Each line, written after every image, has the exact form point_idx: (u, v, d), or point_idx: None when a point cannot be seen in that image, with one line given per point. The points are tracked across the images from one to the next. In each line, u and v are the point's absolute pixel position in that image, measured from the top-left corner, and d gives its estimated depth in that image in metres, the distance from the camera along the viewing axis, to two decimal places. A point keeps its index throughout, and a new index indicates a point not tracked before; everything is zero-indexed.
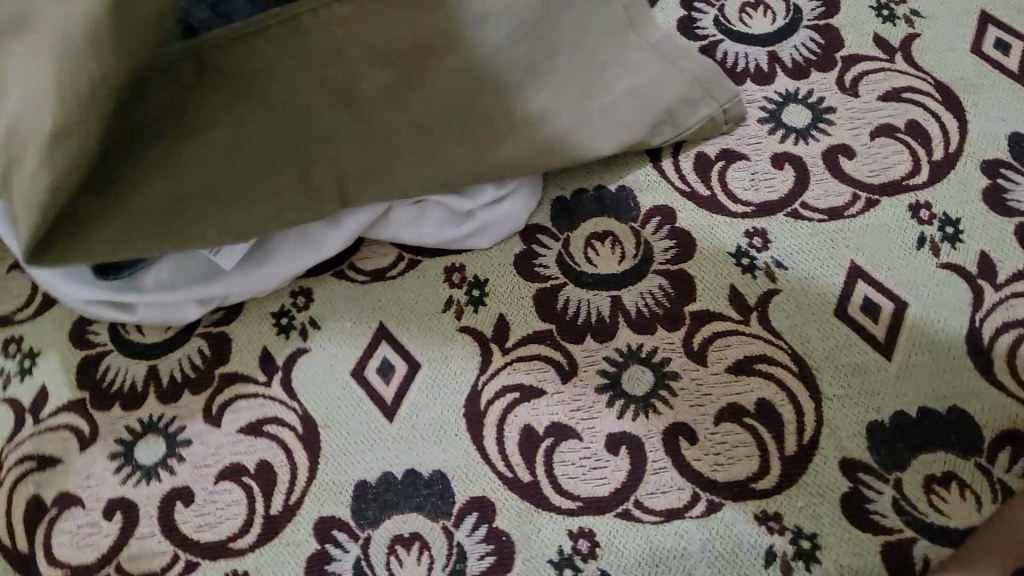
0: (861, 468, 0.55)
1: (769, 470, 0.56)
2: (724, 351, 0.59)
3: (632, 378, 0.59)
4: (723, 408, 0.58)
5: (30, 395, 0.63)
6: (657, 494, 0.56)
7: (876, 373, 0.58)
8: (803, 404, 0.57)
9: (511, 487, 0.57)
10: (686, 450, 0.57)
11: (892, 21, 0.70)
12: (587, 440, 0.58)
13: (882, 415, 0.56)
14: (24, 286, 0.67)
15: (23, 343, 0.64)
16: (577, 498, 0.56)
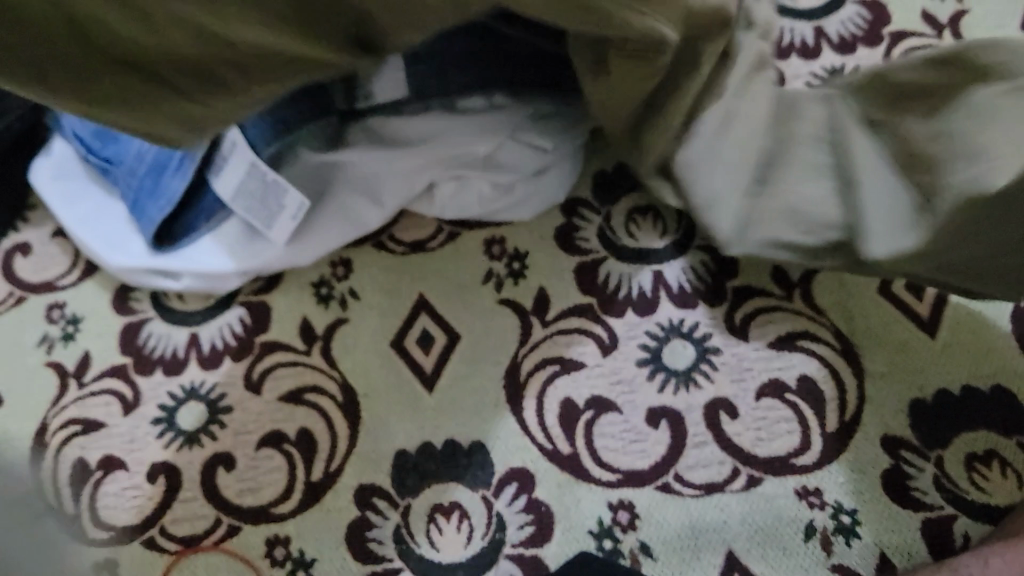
0: (902, 446, 0.55)
1: (810, 446, 0.56)
2: (766, 327, 0.59)
3: (673, 352, 0.59)
4: (764, 383, 0.58)
5: (74, 359, 0.64)
6: (697, 468, 0.56)
7: (920, 351, 0.58)
8: (845, 381, 0.57)
9: (550, 458, 0.57)
10: (727, 425, 0.57)
11: None
12: (627, 414, 0.58)
13: (924, 393, 0.56)
14: (67, 252, 0.68)
15: (67, 309, 0.66)
16: (616, 470, 0.56)
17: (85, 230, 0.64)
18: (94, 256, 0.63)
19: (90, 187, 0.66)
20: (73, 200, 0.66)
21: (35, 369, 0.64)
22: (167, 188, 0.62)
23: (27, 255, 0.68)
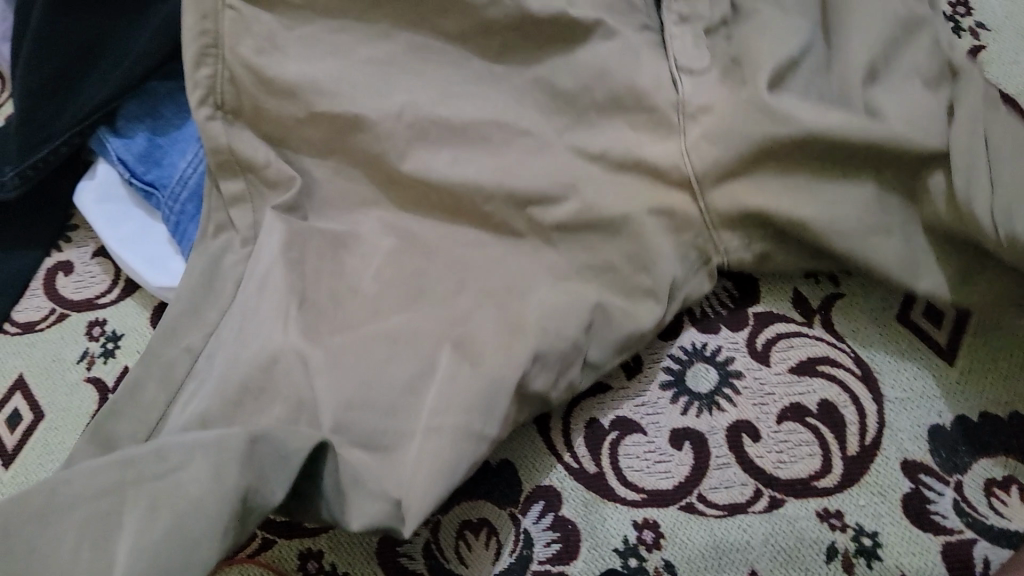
0: (922, 470, 0.56)
1: (831, 469, 0.57)
2: (787, 352, 0.61)
3: (695, 376, 0.61)
4: (786, 407, 0.59)
5: (114, 375, 0.66)
6: (720, 489, 0.57)
7: (938, 378, 0.59)
8: (865, 406, 0.59)
9: (577, 477, 0.59)
10: (749, 447, 0.58)
11: (957, 33, 0.72)
12: (651, 435, 0.59)
13: (944, 419, 0.58)
14: (107, 271, 0.72)
15: (107, 326, 0.69)
16: (641, 490, 0.58)
17: (126, 251, 0.67)
18: (136, 275, 0.66)
19: (132, 210, 0.69)
20: (117, 222, 0.68)
21: (76, 385, 0.67)
22: (206, 211, 0.64)
23: (69, 274, 0.72)
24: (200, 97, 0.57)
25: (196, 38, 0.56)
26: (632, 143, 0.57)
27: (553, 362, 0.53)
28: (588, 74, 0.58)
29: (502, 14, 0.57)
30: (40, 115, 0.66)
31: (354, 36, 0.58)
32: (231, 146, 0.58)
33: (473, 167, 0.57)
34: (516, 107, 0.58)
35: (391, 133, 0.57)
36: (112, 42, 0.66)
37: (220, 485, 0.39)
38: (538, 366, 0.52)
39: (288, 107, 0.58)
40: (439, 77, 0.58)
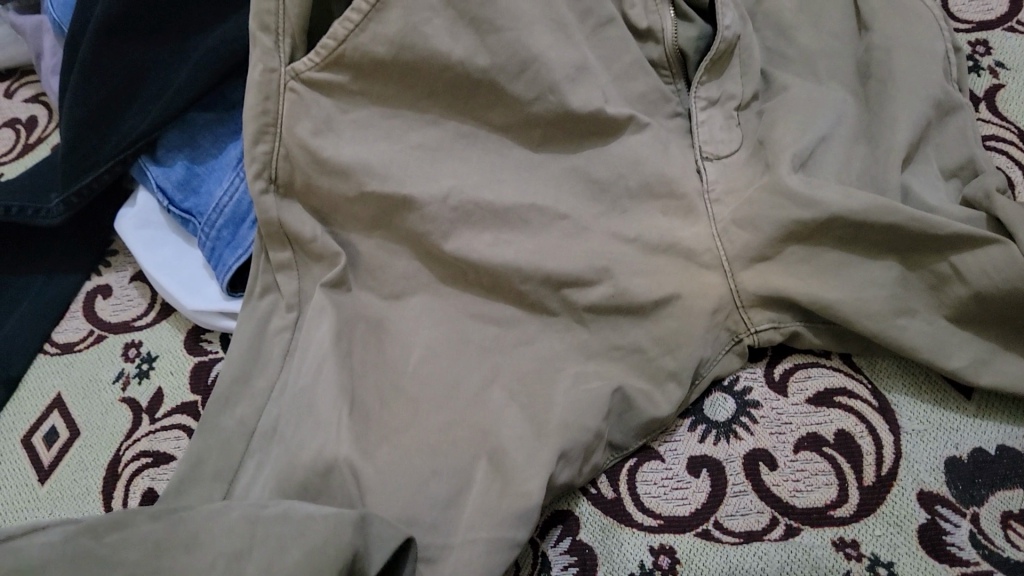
0: (938, 501, 0.56)
1: (847, 498, 0.57)
2: (804, 384, 0.62)
3: (713, 405, 0.62)
4: (803, 437, 0.60)
5: (148, 395, 0.69)
6: (736, 516, 0.58)
7: (954, 411, 0.60)
8: (882, 437, 0.59)
9: (595, 503, 0.59)
10: (766, 475, 0.59)
11: (976, 72, 0.74)
12: (668, 462, 0.60)
13: (960, 451, 0.58)
14: (144, 295, 0.74)
15: (142, 348, 0.71)
16: (658, 516, 0.58)
17: (162, 275, 0.69)
18: (172, 299, 0.68)
19: (170, 237, 0.72)
20: (154, 247, 0.71)
21: (111, 404, 0.69)
22: (241, 238, 0.67)
23: (107, 297, 0.75)
24: (255, 172, 0.61)
25: (255, 118, 0.60)
26: (666, 229, 0.62)
27: (577, 457, 0.55)
28: (624, 164, 0.62)
29: (545, 109, 0.61)
30: (84, 145, 0.68)
31: (406, 121, 0.62)
32: (281, 219, 0.61)
33: (513, 250, 0.60)
34: (557, 190, 0.62)
35: (436, 216, 0.59)
36: (152, 77, 0.70)
37: (338, 536, 0.44)
38: (564, 461, 0.54)
39: (339, 185, 0.61)
40: (486, 162, 0.62)
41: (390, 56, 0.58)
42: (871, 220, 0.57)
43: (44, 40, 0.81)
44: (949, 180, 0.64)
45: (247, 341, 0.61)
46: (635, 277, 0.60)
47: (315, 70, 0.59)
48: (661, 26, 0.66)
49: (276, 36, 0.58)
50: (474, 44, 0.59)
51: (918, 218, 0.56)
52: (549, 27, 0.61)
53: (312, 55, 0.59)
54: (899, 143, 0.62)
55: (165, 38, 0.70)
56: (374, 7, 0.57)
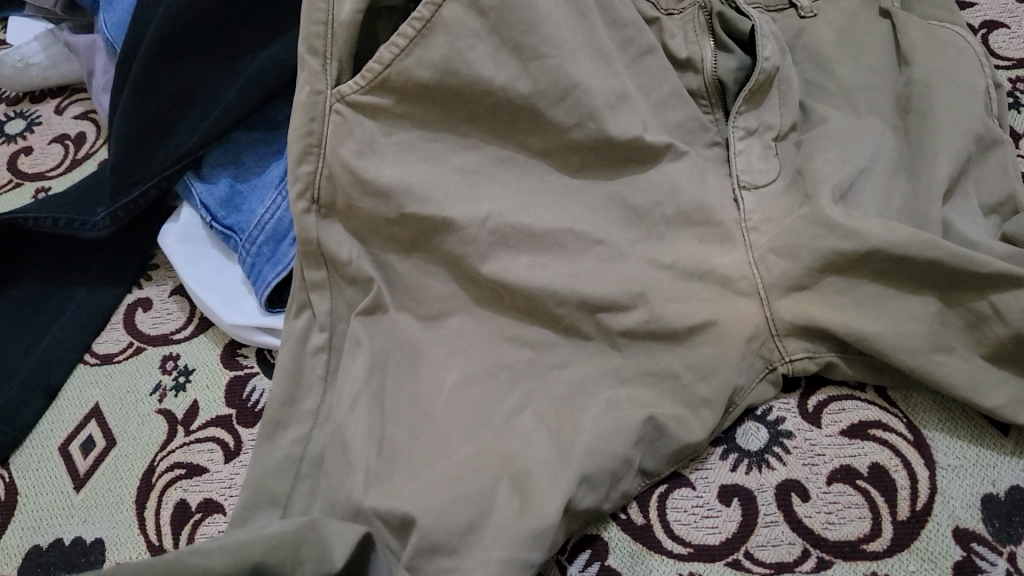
0: (974, 538, 0.55)
1: (881, 532, 0.56)
2: (838, 416, 0.62)
3: (746, 434, 0.62)
4: (836, 469, 0.60)
5: (184, 408, 0.69)
6: (767, 547, 0.57)
7: (992, 447, 0.59)
8: (917, 472, 0.59)
9: (624, 528, 0.59)
10: (798, 506, 0.58)
11: (1016, 109, 0.74)
12: (699, 490, 0.60)
13: (997, 488, 0.57)
14: (183, 309, 0.76)
15: (180, 360, 0.72)
16: (687, 544, 0.58)
17: (201, 289, 0.70)
18: (211, 313, 0.69)
19: (212, 253, 0.73)
20: (195, 262, 0.72)
21: (147, 415, 0.70)
22: (282, 255, 0.68)
23: (147, 310, 0.76)
24: (298, 191, 0.63)
25: (301, 139, 0.62)
26: (701, 256, 0.62)
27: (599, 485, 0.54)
28: (660, 192, 0.63)
29: (584, 135, 0.61)
30: (132, 161, 0.70)
31: (447, 145, 0.63)
32: (320, 240, 0.63)
33: (550, 274, 0.60)
34: (594, 216, 0.63)
35: (474, 238, 0.60)
36: (201, 97, 0.71)
37: None
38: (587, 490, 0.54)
39: (380, 207, 0.61)
40: (524, 187, 0.63)
41: (435, 80, 0.60)
42: (910, 254, 0.56)
43: (97, 59, 0.84)
44: (988, 216, 0.64)
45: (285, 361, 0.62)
46: (670, 303, 0.60)
47: (361, 93, 0.61)
48: (701, 57, 0.68)
49: (324, 59, 0.61)
50: (517, 70, 0.60)
51: (956, 254, 0.56)
52: (590, 55, 0.62)
53: (358, 78, 0.61)
54: (940, 177, 0.62)
55: (215, 59, 0.72)
56: (420, 32, 0.59)
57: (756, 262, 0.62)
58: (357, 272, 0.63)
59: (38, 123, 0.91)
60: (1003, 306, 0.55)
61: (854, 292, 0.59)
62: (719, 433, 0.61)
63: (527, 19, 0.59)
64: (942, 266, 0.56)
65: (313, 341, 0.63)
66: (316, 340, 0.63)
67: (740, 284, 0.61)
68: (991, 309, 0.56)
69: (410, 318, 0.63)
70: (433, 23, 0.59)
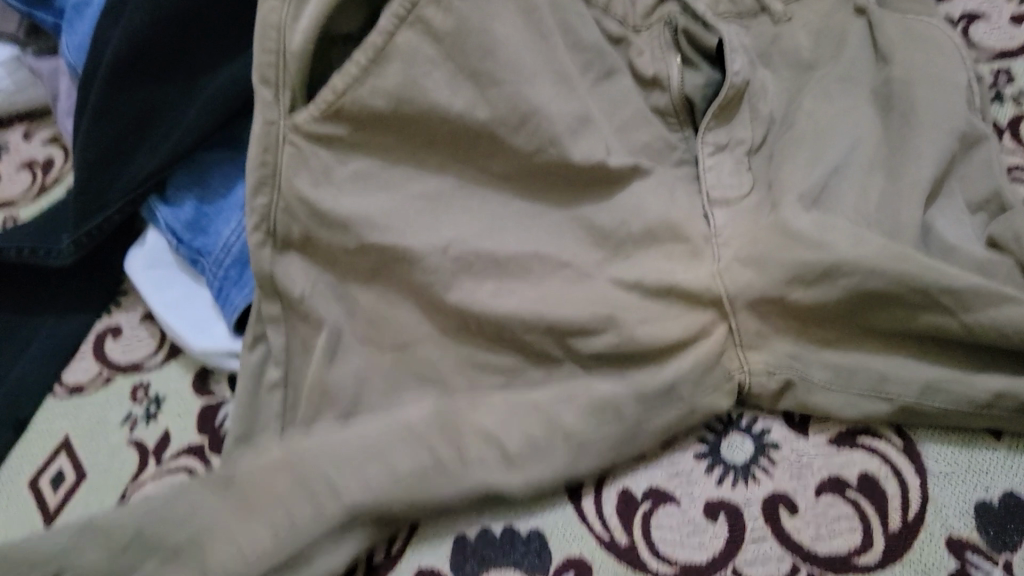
0: (969, 547, 0.54)
1: (872, 544, 0.55)
2: (825, 425, 0.60)
3: (731, 446, 0.60)
4: (825, 480, 0.58)
5: (155, 438, 0.68)
6: (756, 563, 0.55)
7: (983, 451, 0.57)
8: (908, 480, 0.57)
9: (608, 549, 0.57)
10: (786, 520, 0.56)
11: (999, 101, 0.72)
12: (685, 506, 0.58)
13: (991, 494, 0.55)
14: (153, 334, 0.74)
15: (150, 389, 0.71)
16: (673, 563, 0.56)
17: (170, 315, 0.68)
18: (179, 339, 0.67)
19: (181, 277, 0.71)
20: (164, 288, 0.71)
21: (118, 446, 0.68)
22: (250, 278, 0.66)
23: (117, 337, 0.74)
24: (254, 224, 0.62)
25: (255, 169, 0.61)
26: (666, 272, 0.60)
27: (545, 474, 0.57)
28: (626, 211, 0.62)
29: (544, 160, 0.62)
30: (94, 186, 0.68)
31: (405, 172, 0.63)
32: (276, 274, 0.62)
33: (515, 299, 0.60)
34: (559, 238, 0.62)
35: (437, 267, 0.60)
36: (161, 118, 0.70)
37: None
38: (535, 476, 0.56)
39: (339, 238, 0.62)
40: (485, 212, 0.63)
41: (388, 110, 0.61)
42: (880, 266, 0.54)
43: (61, 84, 0.82)
44: (975, 215, 0.62)
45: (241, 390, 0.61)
46: (641, 324, 0.59)
47: (315, 122, 0.61)
48: (667, 74, 0.67)
49: (276, 88, 0.61)
50: (473, 96, 0.61)
51: (929, 266, 0.54)
52: (551, 79, 0.62)
53: (313, 108, 0.61)
54: (923, 178, 0.60)
55: (174, 80, 0.70)
56: (372, 61, 0.60)
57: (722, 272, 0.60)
58: (312, 309, 0.62)
59: (6, 150, 0.89)
60: (975, 324, 0.53)
61: (829, 308, 0.56)
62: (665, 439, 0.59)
63: (483, 46, 0.60)
64: (914, 282, 0.54)
65: (268, 377, 0.62)
66: (271, 375, 0.61)
67: (703, 296, 0.59)
68: (961, 327, 0.54)
69: (375, 351, 0.62)
70: (385, 52, 0.60)
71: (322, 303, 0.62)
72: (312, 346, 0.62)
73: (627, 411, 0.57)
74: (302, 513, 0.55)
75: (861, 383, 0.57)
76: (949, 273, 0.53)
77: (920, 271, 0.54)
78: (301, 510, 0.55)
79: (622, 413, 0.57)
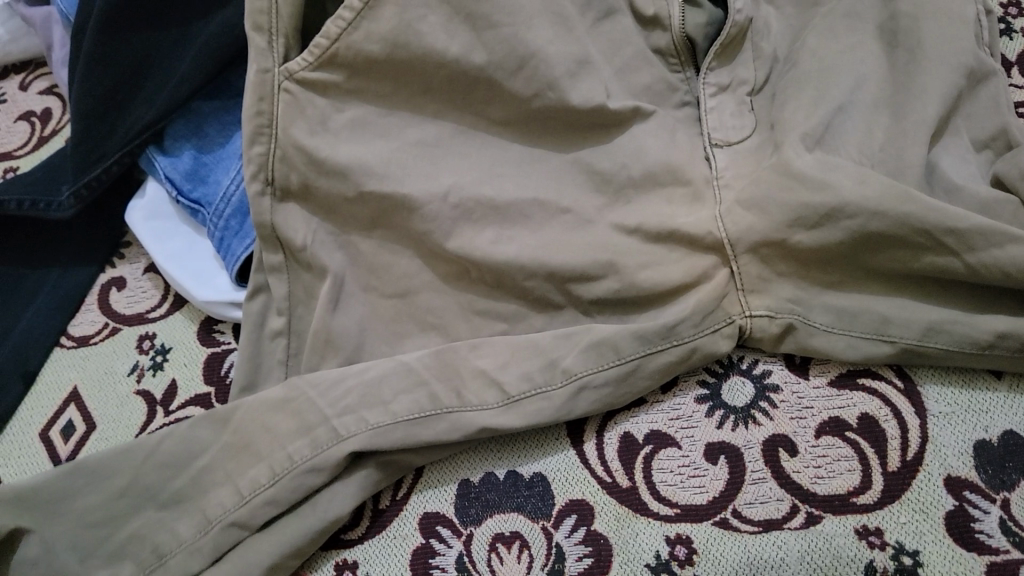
0: (967, 487, 0.54)
1: (871, 484, 0.55)
2: (826, 366, 0.60)
3: (732, 390, 0.60)
4: (825, 421, 0.58)
5: (162, 387, 0.68)
6: (755, 504, 0.56)
7: (983, 392, 0.57)
8: (907, 420, 0.57)
9: (609, 492, 0.58)
10: (786, 462, 0.57)
11: (1009, 35, 0.71)
12: (685, 449, 0.59)
13: (990, 434, 0.56)
14: (158, 286, 0.74)
15: (156, 340, 0.71)
16: (674, 505, 0.57)
17: (171, 266, 0.69)
18: (182, 291, 0.67)
19: (181, 228, 0.71)
20: (164, 238, 0.71)
21: (126, 397, 0.69)
22: (250, 229, 0.66)
23: (121, 289, 0.75)
24: (252, 173, 0.63)
25: (251, 118, 0.62)
26: (665, 216, 0.60)
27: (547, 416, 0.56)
28: (626, 156, 0.62)
29: (544, 105, 0.61)
30: (92, 136, 0.68)
31: (404, 119, 0.63)
32: (275, 223, 0.63)
33: (515, 247, 0.60)
34: (558, 182, 0.62)
35: (437, 215, 0.60)
36: (157, 66, 0.69)
37: None
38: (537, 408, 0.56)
39: (338, 186, 0.62)
40: (484, 158, 0.63)
41: (384, 54, 0.60)
42: (884, 208, 0.54)
43: (54, 32, 0.81)
44: (980, 153, 0.61)
45: (244, 340, 0.62)
46: (641, 271, 0.59)
47: (309, 69, 0.62)
48: (668, 13, 0.65)
49: (270, 35, 0.62)
50: (471, 40, 0.60)
51: (933, 209, 0.53)
52: (549, 20, 0.61)
53: (306, 55, 0.62)
54: (927, 117, 0.59)
55: (167, 28, 0.70)
56: (367, 6, 0.60)
57: (722, 217, 0.59)
58: (312, 258, 0.62)
59: (3, 100, 0.88)
60: (979, 265, 0.53)
61: (831, 251, 0.56)
62: (667, 376, 0.58)
63: None
64: (917, 223, 0.53)
65: (271, 325, 0.63)
66: (273, 325, 0.63)
67: (704, 240, 0.59)
68: (965, 269, 0.53)
69: (376, 298, 0.63)
70: None
71: (324, 252, 0.63)
72: (316, 293, 0.63)
73: (625, 351, 0.57)
74: (300, 449, 0.55)
75: (863, 325, 0.56)
76: (953, 215, 0.53)
77: (923, 212, 0.53)
78: (301, 451, 0.55)
79: (620, 355, 0.57)
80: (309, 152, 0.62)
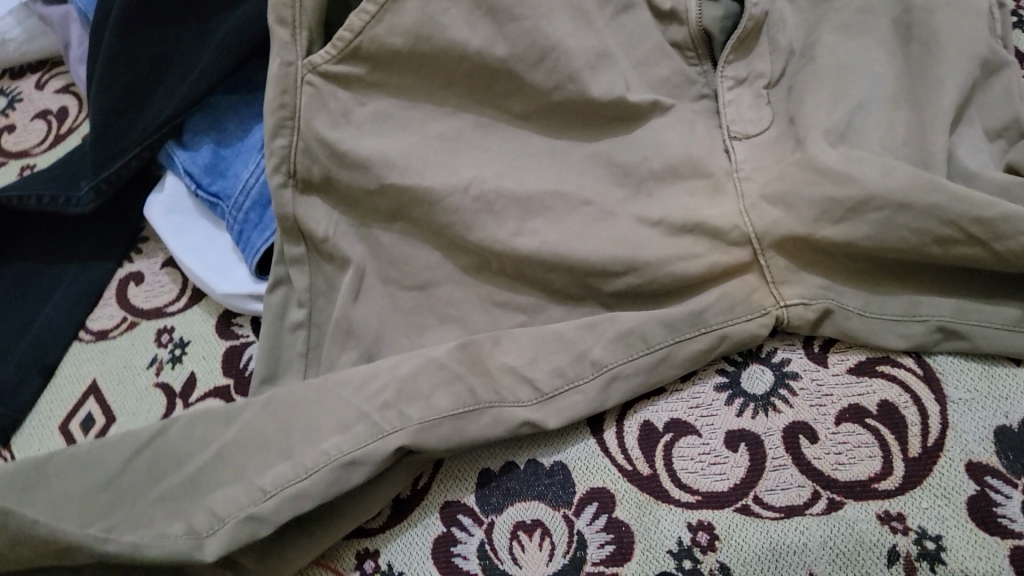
0: (989, 472, 0.54)
1: (892, 470, 0.55)
2: (845, 354, 0.60)
3: (751, 377, 0.61)
4: (845, 408, 0.58)
5: (181, 379, 0.69)
6: (776, 491, 0.56)
7: (1003, 378, 0.57)
8: (927, 407, 0.57)
9: (630, 479, 0.58)
10: (806, 448, 0.57)
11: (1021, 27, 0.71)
12: (705, 437, 0.59)
13: (1011, 419, 0.56)
14: (176, 281, 0.75)
15: (175, 333, 0.71)
16: (695, 492, 0.57)
17: (190, 259, 0.69)
18: (202, 283, 0.68)
19: (200, 221, 0.72)
20: (183, 232, 0.71)
21: (145, 389, 0.69)
22: (270, 222, 0.67)
23: (139, 283, 0.75)
24: (274, 165, 0.63)
25: (275, 111, 0.63)
26: (684, 206, 0.61)
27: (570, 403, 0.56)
28: (646, 148, 0.62)
29: (565, 97, 0.61)
30: (112, 130, 0.69)
31: (424, 112, 0.64)
32: (297, 215, 0.63)
33: (536, 236, 0.60)
34: (577, 173, 0.62)
35: (458, 206, 0.60)
36: (177, 62, 0.70)
37: None
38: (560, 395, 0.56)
39: (359, 179, 0.62)
40: (504, 150, 0.63)
41: (406, 47, 0.62)
42: (909, 199, 0.54)
43: (71, 30, 0.82)
44: (994, 142, 0.61)
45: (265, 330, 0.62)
46: (664, 262, 0.59)
47: (332, 63, 0.63)
48: (685, 7, 0.65)
49: (293, 29, 0.63)
50: (492, 33, 0.61)
51: (959, 197, 0.53)
52: (570, 14, 0.62)
53: (329, 48, 0.63)
54: (945, 106, 0.59)
55: (188, 24, 0.70)
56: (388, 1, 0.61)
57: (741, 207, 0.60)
58: (334, 249, 0.63)
59: (19, 100, 0.88)
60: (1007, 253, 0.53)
61: (856, 247, 0.56)
62: (693, 364, 0.58)
63: None
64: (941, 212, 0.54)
65: (292, 316, 0.63)
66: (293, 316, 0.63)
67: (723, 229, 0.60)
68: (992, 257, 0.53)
69: (396, 289, 0.63)
70: None
71: (345, 244, 0.63)
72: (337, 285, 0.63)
73: (654, 335, 0.57)
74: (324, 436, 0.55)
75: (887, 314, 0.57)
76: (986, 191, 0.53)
77: (948, 201, 0.54)
78: None
79: (642, 344, 0.57)
80: (331, 144, 0.62)
